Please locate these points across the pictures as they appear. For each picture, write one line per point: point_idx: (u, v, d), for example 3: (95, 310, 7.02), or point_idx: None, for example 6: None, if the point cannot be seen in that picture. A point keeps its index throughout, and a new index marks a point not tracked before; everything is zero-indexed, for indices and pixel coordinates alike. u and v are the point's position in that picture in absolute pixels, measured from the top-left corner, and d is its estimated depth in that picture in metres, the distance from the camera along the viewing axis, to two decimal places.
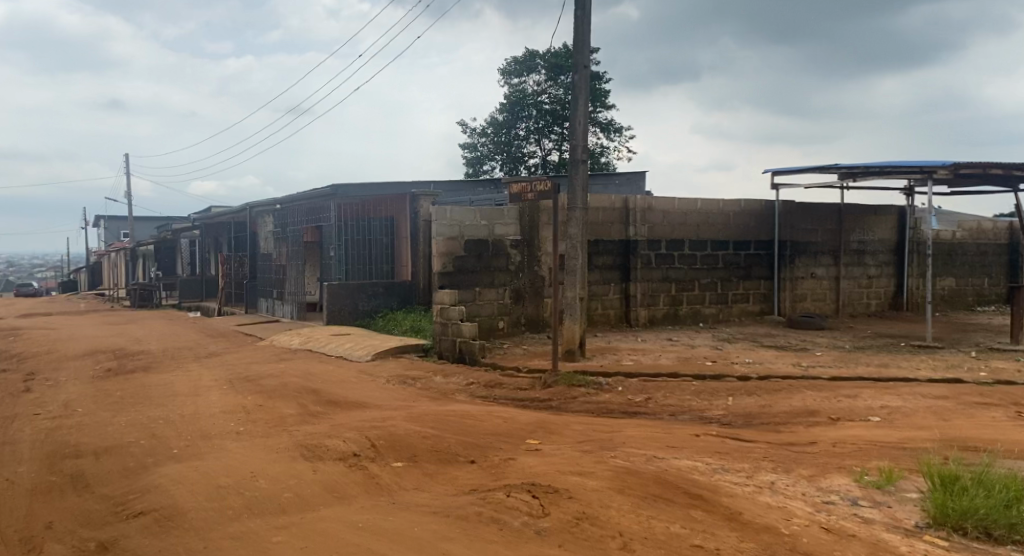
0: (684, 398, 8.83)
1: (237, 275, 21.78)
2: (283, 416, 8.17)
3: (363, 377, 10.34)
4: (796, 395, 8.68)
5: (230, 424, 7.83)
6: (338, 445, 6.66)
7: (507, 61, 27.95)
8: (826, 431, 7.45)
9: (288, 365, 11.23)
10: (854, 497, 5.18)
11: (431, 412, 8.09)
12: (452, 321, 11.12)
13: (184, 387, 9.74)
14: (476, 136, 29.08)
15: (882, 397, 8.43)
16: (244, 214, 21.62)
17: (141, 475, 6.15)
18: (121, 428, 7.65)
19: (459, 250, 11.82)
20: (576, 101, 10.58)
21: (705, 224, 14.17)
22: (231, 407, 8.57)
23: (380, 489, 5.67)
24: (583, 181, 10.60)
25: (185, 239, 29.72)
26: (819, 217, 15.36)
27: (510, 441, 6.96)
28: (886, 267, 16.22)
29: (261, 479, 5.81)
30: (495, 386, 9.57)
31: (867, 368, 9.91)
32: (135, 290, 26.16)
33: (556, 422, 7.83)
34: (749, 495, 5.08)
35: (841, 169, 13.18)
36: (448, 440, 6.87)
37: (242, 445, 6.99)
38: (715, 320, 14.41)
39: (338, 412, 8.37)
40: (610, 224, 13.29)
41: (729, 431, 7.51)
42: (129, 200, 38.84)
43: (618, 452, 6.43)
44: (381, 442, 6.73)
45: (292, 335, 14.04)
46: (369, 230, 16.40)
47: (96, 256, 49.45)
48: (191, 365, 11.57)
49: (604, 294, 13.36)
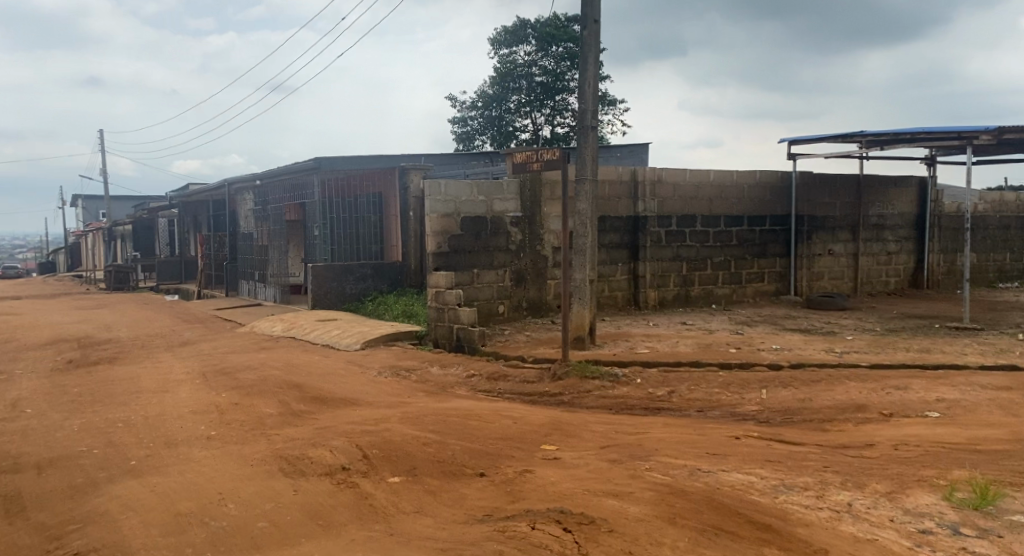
0: (711, 392, 7.90)
1: (216, 255, 20.69)
2: (261, 417, 7.17)
3: (352, 368, 9.34)
4: (838, 387, 7.77)
5: (200, 428, 6.82)
6: (323, 456, 5.66)
7: (496, 30, 26.69)
8: (882, 432, 6.55)
9: (269, 355, 10.23)
10: (953, 522, 4.28)
11: (430, 411, 7.11)
12: (449, 306, 10.17)
13: (151, 383, 8.70)
14: (466, 110, 27.89)
15: (936, 388, 7.53)
16: (222, 191, 20.45)
17: (88, 496, 5.13)
18: (72, 434, 6.62)
19: (456, 228, 10.75)
20: (585, 59, 9.47)
21: (717, 198, 13.19)
22: (202, 406, 7.54)
23: (373, 515, 4.69)
24: (593, 149, 9.55)
25: (163, 219, 28.54)
26: (837, 189, 14.44)
27: (524, 448, 6.01)
28: (906, 242, 15.38)
29: (229, 503, 4.81)
30: (500, 379, 8.61)
31: (908, 353, 9.03)
32: (110, 272, 24.99)
33: (573, 422, 6.87)
34: (828, 525, 4.18)
35: (866, 137, 12.22)
36: (452, 447, 5.90)
37: (212, 456, 5.98)
38: (728, 301, 13.48)
39: (324, 412, 7.37)
40: (617, 199, 12.33)
41: (770, 433, 6.60)
42: (105, 180, 37.53)
43: (653, 462, 5.48)
44: (375, 451, 5.74)
45: (274, 321, 12.99)
46: (355, 208, 15.27)
47: (74, 235, 48.00)
48: (162, 355, 10.51)
49: (611, 275, 12.41)
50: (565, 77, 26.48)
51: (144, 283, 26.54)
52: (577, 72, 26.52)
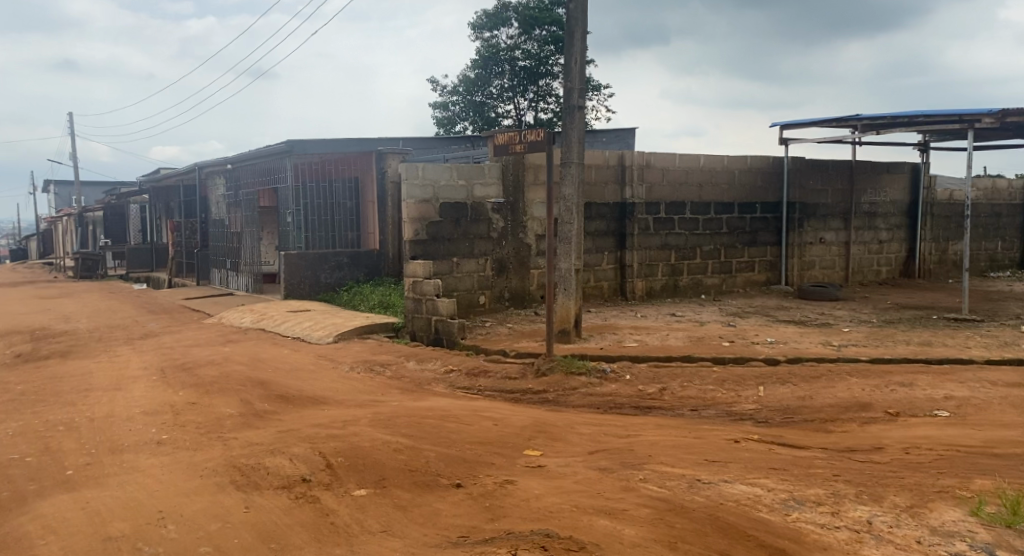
0: (705, 389, 7.42)
1: (187, 242, 19.96)
2: (220, 418, 6.59)
3: (322, 363, 8.77)
4: (839, 384, 7.31)
5: (151, 431, 6.22)
6: (281, 466, 5.09)
7: (478, 13, 25.96)
8: (890, 433, 6.08)
9: (234, 348, 9.62)
10: (987, 544, 3.81)
11: (404, 411, 6.57)
12: (427, 297, 9.62)
13: (103, 379, 8.08)
14: (448, 95, 27.20)
15: (944, 385, 7.08)
16: (192, 175, 19.69)
17: (11, 514, 4.54)
18: (6, 439, 6.00)
19: (434, 214, 10.17)
20: (572, 34, 8.89)
21: (707, 183, 12.70)
22: (155, 407, 6.94)
23: (334, 537, 4.15)
24: (580, 131, 8.99)
25: (134, 204, 27.65)
26: (828, 175, 14.01)
27: (505, 454, 5.48)
28: (898, 230, 15.00)
29: (170, 525, 4.25)
30: (480, 374, 8.07)
31: (908, 347, 8.61)
32: (78, 259, 24.20)
33: (558, 423, 6.35)
34: (849, 550, 3.69)
35: (862, 121, 11.77)
36: (426, 454, 5.36)
37: (159, 464, 5.40)
38: (718, 291, 13.04)
39: (288, 412, 6.80)
40: (604, 184, 11.79)
41: (771, 435, 6.13)
42: (73, 163, 36.38)
43: (647, 471, 4.97)
44: (340, 460, 5.19)
45: (243, 311, 12.36)
46: (331, 193, 14.54)
47: (46, 223, 46.82)
48: (120, 348, 9.88)
49: (598, 264, 11.89)
50: (549, 62, 25.82)
51: (115, 271, 25.77)
52: (561, 56, 25.88)
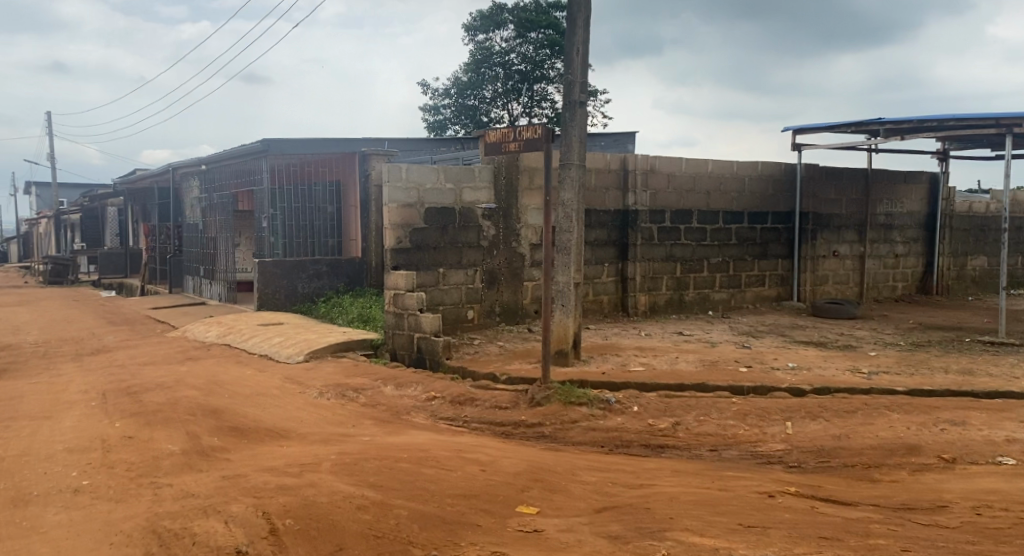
0: (725, 425, 6.43)
1: (161, 247, 18.88)
2: (158, 457, 5.55)
3: (288, 387, 7.74)
4: (879, 421, 6.35)
5: (69, 474, 5.19)
6: (215, 531, 4.08)
7: (471, 16, 25.04)
8: (950, 485, 5.11)
9: (192, 367, 8.58)
10: None
11: (375, 451, 5.55)
12: (409, 311, 8.63)
13: (34, 406, 7.02)
14: (440, 98, 26.20)
15: (1002, 425, 6.14)
16: (166, 176, 18.59)
17: None
18: None
19: (419, 221, 9.19)
20: (574, 21, 7.94)
21: (716, 191, 11.76)
22: (85, 441, 5.90)
23: None
24: (580, 129, 8.01)
25: (110, 207, 26.51)
26: (842, 184, 13.11)
27: (495, 512, 4.48)
28: (915, 243, 14.11)
29: None
30: (466, 403, 7.08)
31: (950, 375, 7.66)
32: (47, 265, 22.98)
33: (557, 468, 5.35)
34: None
35: (884, 126, 10.87)
36: (398, 513, 4.36)
37: (67, 523, 4.34)
38: (726, 307, 12.08)
39: (240, 451, 5.78)
40: (604, 190, 10.85)
41: (810, 485, 5.15)
42: (48, 161, 35.19)
43: (671, 542, 4.00)
44: (289, 522, 4.18)
45: (210, 323, 11.32)
46: (310, 196, 13.51)
47: (26, 224, 45.34)
48: (64, 366, 8.81)
49: (597, 276, 10.92)
50: (544, 65, 24.93)
51: (88, 278, 24.55)
52: (557, 60, 25.00)
